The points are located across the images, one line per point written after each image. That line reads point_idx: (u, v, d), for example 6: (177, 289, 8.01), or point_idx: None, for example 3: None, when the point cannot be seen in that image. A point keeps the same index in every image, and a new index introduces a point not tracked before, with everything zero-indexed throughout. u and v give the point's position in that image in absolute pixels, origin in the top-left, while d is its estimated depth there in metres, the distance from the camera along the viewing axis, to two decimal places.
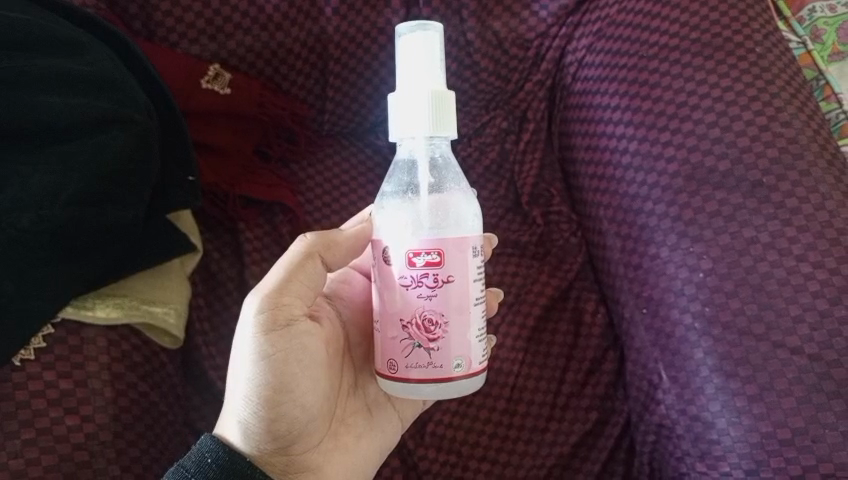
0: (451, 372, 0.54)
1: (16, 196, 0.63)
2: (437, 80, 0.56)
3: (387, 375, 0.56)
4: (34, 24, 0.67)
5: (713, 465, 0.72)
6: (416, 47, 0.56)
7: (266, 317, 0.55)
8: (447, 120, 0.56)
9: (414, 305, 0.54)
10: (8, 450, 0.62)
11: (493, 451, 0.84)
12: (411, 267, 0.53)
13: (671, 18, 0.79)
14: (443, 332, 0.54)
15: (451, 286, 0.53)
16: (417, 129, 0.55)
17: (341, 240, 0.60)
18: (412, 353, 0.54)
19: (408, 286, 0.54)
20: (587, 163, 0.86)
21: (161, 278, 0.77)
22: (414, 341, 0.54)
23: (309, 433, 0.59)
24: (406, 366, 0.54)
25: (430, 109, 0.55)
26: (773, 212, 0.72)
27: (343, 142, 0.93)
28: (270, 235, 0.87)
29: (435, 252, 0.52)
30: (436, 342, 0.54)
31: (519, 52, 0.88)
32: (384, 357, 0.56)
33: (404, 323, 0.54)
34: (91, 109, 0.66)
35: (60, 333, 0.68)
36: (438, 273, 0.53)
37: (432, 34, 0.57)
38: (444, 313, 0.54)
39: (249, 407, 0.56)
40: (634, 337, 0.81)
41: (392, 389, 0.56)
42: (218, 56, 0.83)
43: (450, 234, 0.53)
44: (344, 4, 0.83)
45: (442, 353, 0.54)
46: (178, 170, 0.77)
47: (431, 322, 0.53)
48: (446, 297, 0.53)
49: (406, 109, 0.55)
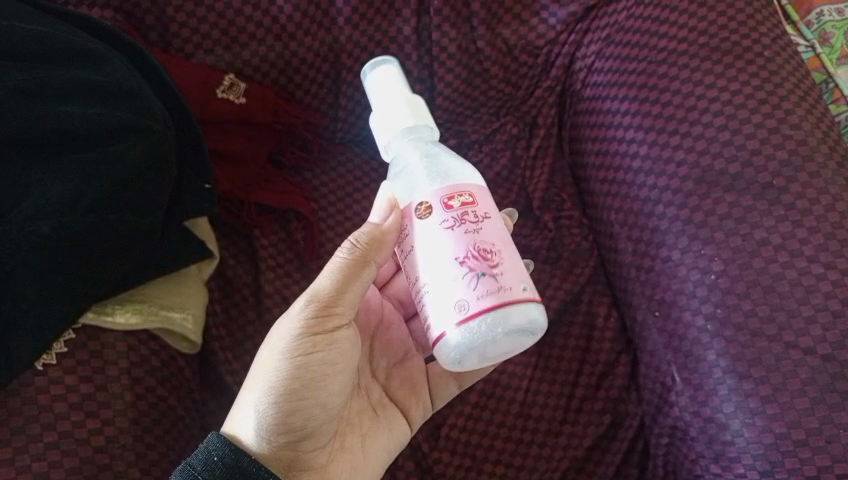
0: (521, 291, 0.52)
1: (37, 204, 0.64)
2: (405, 88, 0.62)
3: (457, 321, 0.51)
4: (51, 36, 0.68)
5: (727, 466, 0.71)
6: (380, 74, 0.63)
7: (312, 319, 0.57)
8: (423, 114, 0.61)
9: (464, 240, 0.52)
10: (30, 453, 0.62)
11: (506, 454, 0.83)
12: (449, 209, 0.53)
13: (680, 23, 0.80)
14: (501, 258, 0.52)
15: (490, 221, 0.54)
16: (397, 123, 0.60)
17: (390, 237, 0.57)
18: (479, 283, 0.51)
19: (453, 226, 0.52)
20: (597, 167, 0.87)
21: (178, 284, 0.79)
22: (476, 272, 0.51)
23: (321, 432, 0.60)
24: (476, 298, 0.51)
25: (405, 107, 0.61)
26: (784, 213, 0.72)
27: (355, 149, 0.95)
28: (285, 241, 0.89)
29: (467, 193, 0.54)
30: (498, 267, 0.52)
31: (528, 59, 0.90)
32: (448, 306, 0.51)
33: (460, 259, 0.51)
34: (109, 118, 0.68)
35: (80, 337, 0.70)
36: (476, 210, 0.54)
37: (391, 62, 0.65)
38: (494, 243, 0.53)
39: (270, 400, 0.57)
40: (646, 339, 0.82)
41: (468, 336, 0.51)
42: (233, 66, 0.84)
43: (471, 181, 0.56)
44: (356, 14, 0.85)
45: (507, 278, 0.52)
46: (195, 178, 0.79)
47: (487, 250, 0.52)
48: (490, 230, 0.54)
49: (384, 116, 0.61)
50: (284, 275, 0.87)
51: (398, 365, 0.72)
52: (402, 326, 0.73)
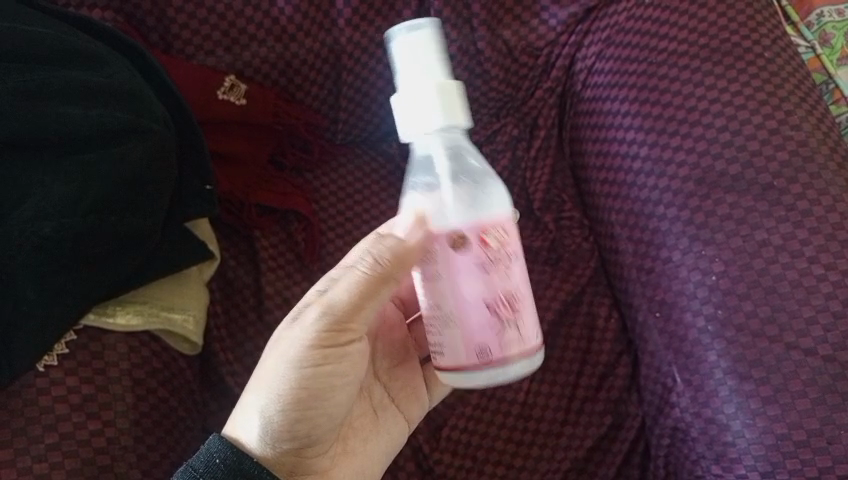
0: (535, 341, 0.55)
1: (38, 205, 0.64)
2: (441, 71, 0.53)
3: (474, 366, 0.53)
4: (52, 36, 0.68)
5: (728, 467, 0.71)
6: (415, 50, 0.52)
7: (323, 331, 0.56)
8: (458, 110, 0.53)
9: (495, 285, 0.52)
10: (31, 455, 0.62)
11: (507, 455, 0.83)
12: (485, 248, 0.52)
13: (680, 24, 0.80)
14: (522, 305, 0.54)
15: (516, 260, 0.54)
16: (427, 127, 0.52)
17: (413, 255, 0.54)
18: (503, 333, 0.52)
19: (486, 268, 0.52)
20: (598, 168, 0.87)
21: (180, 286, 0.78)
22: (502, 320, 0.52)
23: (324, 439, 0.60)
24: (499, 348, 0.53)
25: (437, 105, 0.52)
26: (785, 215, 0.72)
27: (355, 150, 0.95)
28: (286, 242, 0.89)
29: (502, 228, 0.52)
30: (520, 316, 0.53)
31: (528, 60, 0.90)
32: (468, 348, 0.53)
33: (489, 305, 0.52)
34: (110, 119, 0.68)
35: (81, 338, 0.70)
36: (507, 249, 0.53)
37: (427, 26, 0.53)
38: (518, 287, 0.54)
39: (276, 408, 0.57)
40: (647, 340, 0.82)
41: (481, 380, 0.53)
42: (233, 67, 0.84)
43: (504, 211, 0.53)
44: (356, 14, 0.85)
45: (524, 326, 0.54)
46: (196, 179, 0.79)
47: (513, 296, 0.53)
48: (516, 272, 0.54)
49: (411, 110, 0.52)
50: (285, 276, 0.87)
51: (399, 366, 0.72)
52: (403, 327, 0.73)
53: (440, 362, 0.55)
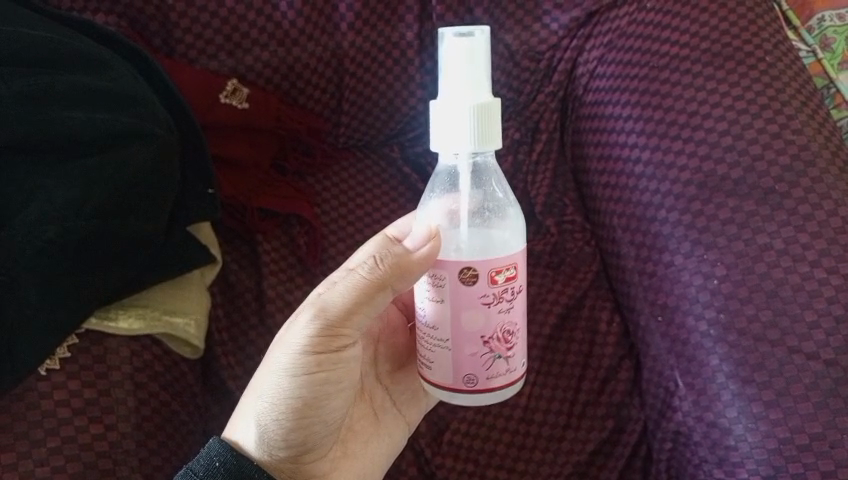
0: (521, 371, 0.58)
1: (41, 209, 0.64)
2: (484, 90, 0.54)
3: (460, 390, 0.56)
4: (56, 41, 0.69)
5: (730, 471, 0.71)
6: (462, 55, 0.53)
7: (317, 340, 0.56)
8: (492, 132, 0.54)
9: (495, 321, 0.54)
10: (34, 459, 0.62)
11: (509, 459, 0.83)
12: (493, 285, 0.53)
13: (681, 29, 0.81)
14: (516, 338, 0.56)
15: (519, 295, 0.55)
16: (457, 143, 0.53)
17: (414, 269, 0.54)
18: (493, 365, 0.55)
19: (490, 303, 0.53)
20: (600, 172, 0.87)
21: (181, 290, 0.79)
22: (495, 353, 0.55)
23: (321, 444, 0.61)
24: (487, 378, 0.56)
25: (472, 123, 0.53)
26: (787, 218, 0.72)
27: (357, 154, 0.95)
28: (287, 246, 0.89)
29: (513, 267, 0.53)
30: (512, 349, 0.56)
31: (530, 64, 0.90)
32: (457, 374, 0.56)
33: (485, 339, 0.54)
34: (113, 123, 0.68)
35: (84, 342, 0.70)
36: (513, 286, 0.54)
37: (476, 37, 0.54)
38: (516, 321, 0.56)
39: (273, 414, 0.57)
40: (649, 344, 0.82)
41: (466, 401, 0.57)
42: (236, 72, 0.85)
43: (516, 247, 0.54)
44: (358, 19, 0.86)
45: (514, 357, 0.57)
46: (198, 182, 0.79)
47: (509, 332, 0.55)
48: (517, 306, 0.56)
49: (445, 122, 0.53)
50: (287, 280, 0.87)
51: (402, 369, 0.72)
52: (407, 331, 0.73)
53: (429, 376, 0.58)
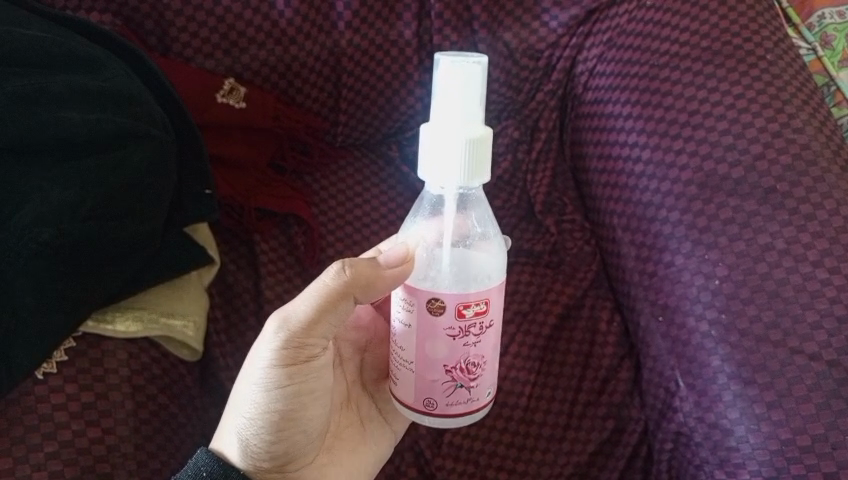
0: (485, 401, 0.57)
1: (37, 212, 0.63)
2: (477, 121, 0.54)
3: (421, 411, 0.57)
4: (50, 40, 0.68)
5: (732, 472, 0.71)
6: (458, 83, 0.53)
7: (286, 353, 0.55)
8: (482, 163, 0.53)
9: (459, 352, 0.54)
10: (31, 463, 0.62)
11: (509, 460, 0.83)
12: (460, 318, 0.52)
13: (681, 27, 0.80)
14: (482, 370, 0.56)
15: (491, 328, 0.55)
16: (447, 172, 0.53)
17: (382, 282, 0.55)
18: (453, 393, 0.55)
19: (455, 335, 0.53)
20: (600, 172, 0.87)
21: (179, 292, 0.78)
22: (456, 383, 0.55)
23: (305, 453, 0.61)
24: (446, 404, 0.56)
25: (464, 153, 0.52)
26: (788, 218, 0.72)
27: (356, 153, 0.94)
28: (285, 246, 0.88)
29: (483, 302, 0.52)
30: (476, 380, 0.56)
31: (529, 63, 0.89)
32: (418, 395, 0.56)
33: (448, 368, 0.54)
34: (108, 123, 0.67)
35: (81, 345, 0.69)
36: (483, 321, 0.53)
37: (474, 65, 0.54)
38: (484, 354, 0.55)
39: (251, 428, 0.57)
40: (650, 345, 0.81)
41: (427, 421, 0.58)
42: (233, 71, 0.84)
43: (493, 282, 0.53)
44: (356, 18, 0.85)
45: (478, 387, 0.56)
46: (194, 183, 0.79)
47: (474, 364, 0.55)
48: (486, 340, 0.55)
49: (436, 149, 0.53)
50: (285, 281, 0.86)
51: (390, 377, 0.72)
52: None
53: (395, 391, 0.59)
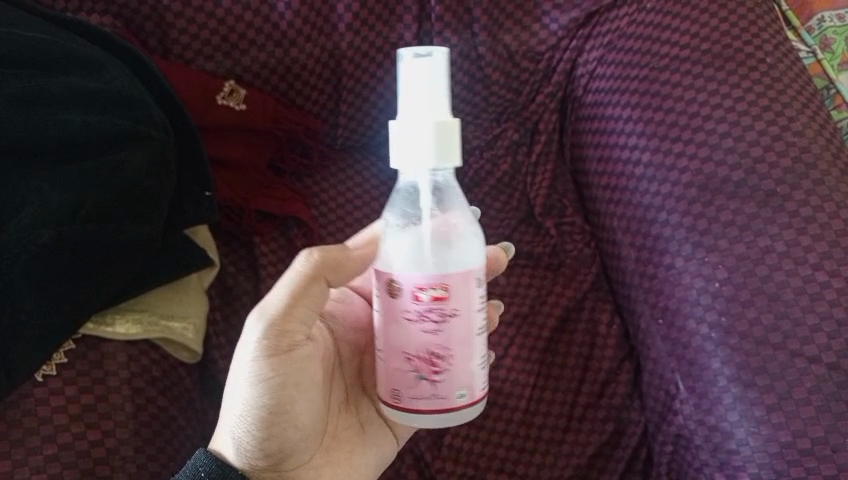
0: (454, 402, 0.54)
1: (36, 214, 0.63)
2: (444, 108, 0.54)
3: (391, 405, 0.56)
4: (51, 43, 0.68)
5: (732, 475, 0.71)
6: (423, 72, 0.53)
7: (268, 344, 0.55)
8: (453, 149, 0.53)
9: (419, 339, 0.53)
10: (31, 466, 0.62)
11: (509, 462, 0.83)
12: (417, 301, 0.52)
13: (681, 29, 0.80)
14: (448, 365, 0.53)
15: (457, 318, 0.53)
16: (419, 161, 0.53)
17: (351, 263, 0.58)
18: (417, 385, 0.54)
19: (414, 320, 0.53)
20: (599, 174, 0.87)
21: (179, 294, 0.78)
22: (418, 373, 0.54)
23: (301, 451, 0.60)
24: (410, 397, 0.54)
25: (435, 141, 0.52)
26: (788, 221, 0.72)
27: (356, 155, 0.93)
28: (285, 248, 0.88)
29: (441, 287, 0.52)
30: (440, 375, 0.53)
31: (529, 65, 0.89)
32: (387, 386, 0.56)
33: (408, 355, 0.54)
34: (107, 126, 0.67)
35: (80, 348, 0.69)
36: (443, 307, 0.52)
37: (437, 54, 0.54)
38: (448, 346, 0.53)
39: (244, 425, 0.57)
40: (650, 347, 0.81)
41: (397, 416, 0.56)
42: (232, 73, 0.84)
43: (457, 268, 0.52)
44: (357, 20, 0.85)
45: (446, 384, 0.54)
46: (195, 185, 0.78)
47: (437, 355, 0.53)
48: (451, 331, 0.53)
49: (407, 139, 0.53)
50: None
51: None
52: None
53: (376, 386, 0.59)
